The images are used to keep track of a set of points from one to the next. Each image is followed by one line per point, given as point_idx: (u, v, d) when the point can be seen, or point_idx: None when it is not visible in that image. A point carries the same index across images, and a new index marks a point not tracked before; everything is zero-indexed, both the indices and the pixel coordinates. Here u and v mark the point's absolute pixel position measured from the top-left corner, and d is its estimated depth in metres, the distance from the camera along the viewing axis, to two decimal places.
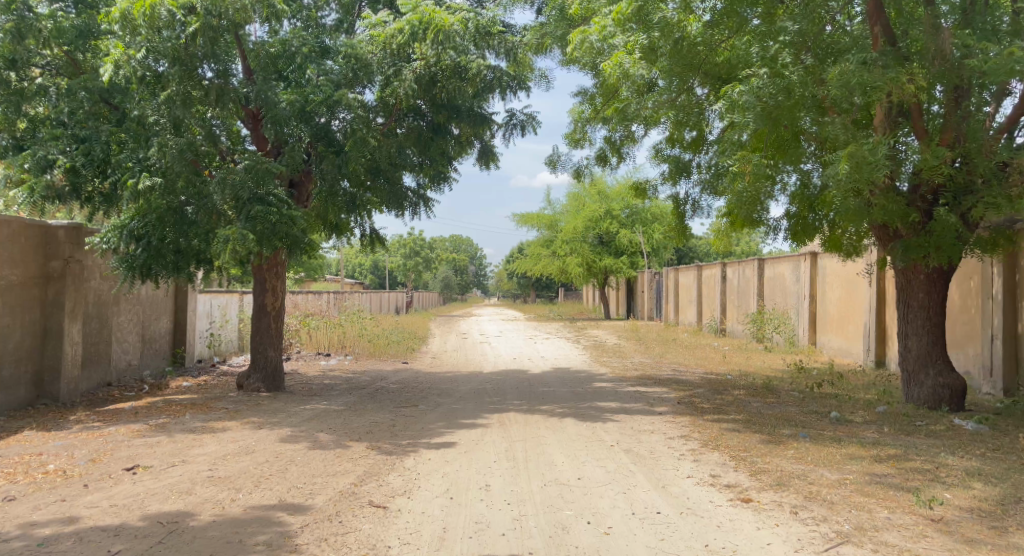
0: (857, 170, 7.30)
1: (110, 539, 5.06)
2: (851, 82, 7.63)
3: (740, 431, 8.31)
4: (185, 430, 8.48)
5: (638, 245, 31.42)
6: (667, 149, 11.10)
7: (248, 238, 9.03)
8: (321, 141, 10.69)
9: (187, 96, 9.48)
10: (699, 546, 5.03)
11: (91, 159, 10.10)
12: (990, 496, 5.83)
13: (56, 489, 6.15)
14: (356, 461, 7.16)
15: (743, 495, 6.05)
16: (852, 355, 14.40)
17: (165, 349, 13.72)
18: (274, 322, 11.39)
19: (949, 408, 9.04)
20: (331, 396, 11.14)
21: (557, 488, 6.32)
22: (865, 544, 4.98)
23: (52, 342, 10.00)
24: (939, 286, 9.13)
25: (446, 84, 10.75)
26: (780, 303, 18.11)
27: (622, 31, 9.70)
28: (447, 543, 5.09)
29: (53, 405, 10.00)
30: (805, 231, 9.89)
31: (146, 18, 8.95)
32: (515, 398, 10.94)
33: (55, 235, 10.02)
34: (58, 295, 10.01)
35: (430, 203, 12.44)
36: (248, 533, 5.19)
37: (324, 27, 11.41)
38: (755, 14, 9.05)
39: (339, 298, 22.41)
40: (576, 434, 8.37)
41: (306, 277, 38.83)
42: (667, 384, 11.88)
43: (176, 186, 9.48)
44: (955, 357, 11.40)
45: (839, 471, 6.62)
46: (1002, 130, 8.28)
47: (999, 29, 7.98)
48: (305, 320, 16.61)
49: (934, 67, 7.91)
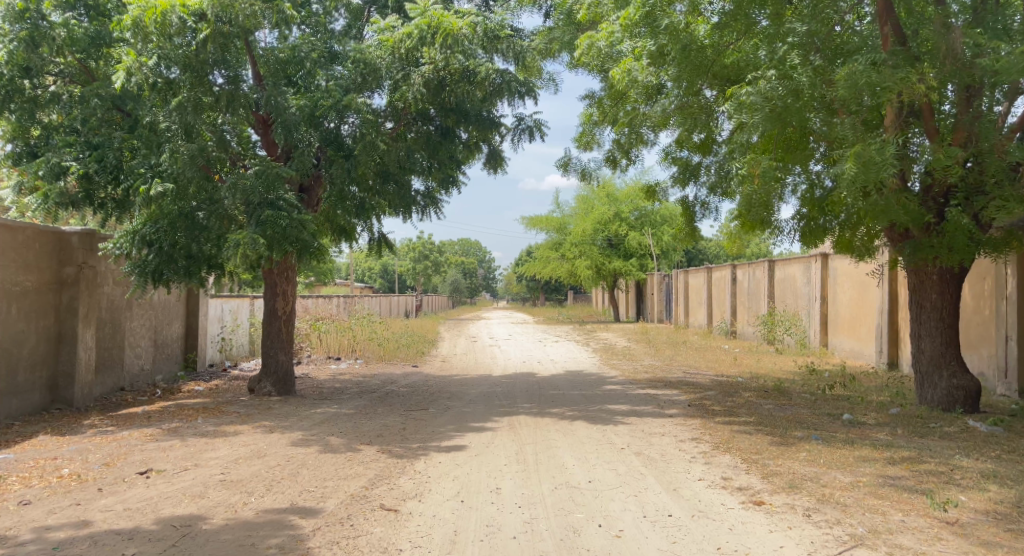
0: (865, 170, 7.25)
1: (124, 543, 5.08)
2: (860, 83, 7.55)
3: (752, 433, 8.29)
4: (197, 434, 8.52)
5: (647, 247, 31.34)
6: (676, 151, 11.07)
7: (259, 242, 9.03)
8: (331, 145, 10.61)
9: (198, 102, 9.57)
10: (711, 549, 5.02)
11: (104, 165, 10.28)
12: (1005, 499, 5.79)
13: (71, 493, 6.19)
14: (368, 464, 7.19)
15: (755, 497, 6.04)
16: (865, 356, 14.34)
17: (178, 353, 13.82)
18: (285, 327, 11.39)
19: (963, 409, 8.99)
20: (343, 400, 11.15)
21: (567, 490, 6.32)
22: (879, 547, 4.96)
23: (66, 348, 10.09)
24: (952, 288, 9.08)
25: (454, 88, 10.71)
26: (791, 304, 18.05)
27: (630, 36, 9.73)
28: (458, 545, 5.10)
29: (67, 409, 10.10)
30: (815, 233, 9.82)
31: (157, 25, 9.01)
32: (524, 400, 10.99)
33: (69, 241, 10.09)
34: (72, 300, 10.08)
35: (439, 206, 12.45)
36: (260, 537, 5.20)
37: (333, 32, 11.43)
38: (764, 16, 8.92)
39: (349, 302, 22.55)
40: (587, 437, 8.37)
41: (316, 284, 39.07)
42: (678, 386, 11.91)
43: (188, 192, 9.55)
44: (970, 359, 11.33)
45: (851, 473, 6.60)
46: (1014, 129, 8.21)
47: (1011, 28, 7.91)
48: (315, 324, 16.70)
49: (945, 67, 7.85)
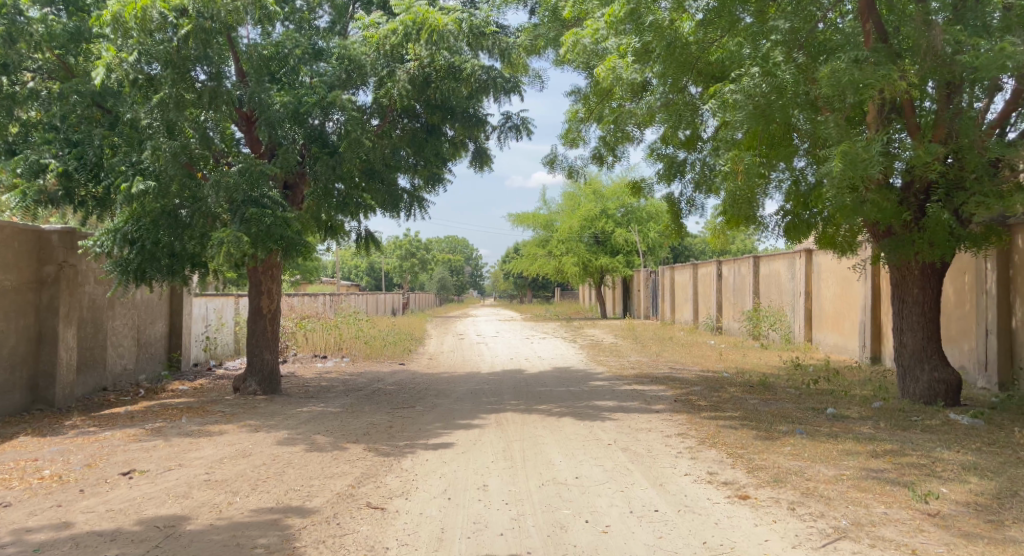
0: (851, 168, 7.32)
1: (107, 544, 5.04)
2: (843, 81, 7.61)
3: (737, 427, 8.36)
4: (181, 434, 8.45)
5: (633, 244, 31.59)
6: (661, 148, 11.08)
7: (242, 241, 8.93)
8: (315, 142, 10.56)
9: (180, 99, 9.48)
10: (697, 543, 5.04)
11: (84, 162, 10.12)
12: (986, 491, 5.86)
13: (52, 494, 6.12)
14: (354, 462, 7.17)
15: (740, 492, 6.07)
16: (848, 351, 14.47)
17: (161, 353, 13.68)
18: (269, 325, 11.32)
19: (945, 402, 9.10)
20: (329, 398, 11.10)
21: (554, 487, 6.32)
22: (862, 539, 5.01)
23: (47, 347, 9.97)
24: (933, 282, 9.19)
25: (439, 85, 10.76)
26: (775, 299, 18.21)
27: (616, 34, 9.77)
28: (445, 543, 5.10)
29: (48, 409, 9.99)
30: (798, 227, 9.94)
31: (138, 20, 8.87)
32: (511, 397, 10.96)
33: (48, 239, 9.96)
34: (53, 300, 9.95)
35: (425, 204, 12.40)
36: (247, 537, 5.17)
37: (318, 29, 11.40)
38: (747, 13, 9.16)
39: (336, 300, 22.45)
40: (575, 433, 8.38)
41: (301, 280, 38.69)
42: (663, 382, 11.96)
43: (170, 191, 9.39)
44: (951, 352, 11.47)
45: (835, 467, 6.65)
46: (993, 126, 8.33)
47: (990, 24, 7.94)
48: (301, 322, 16.58)
49: (926, 63, 7.96)
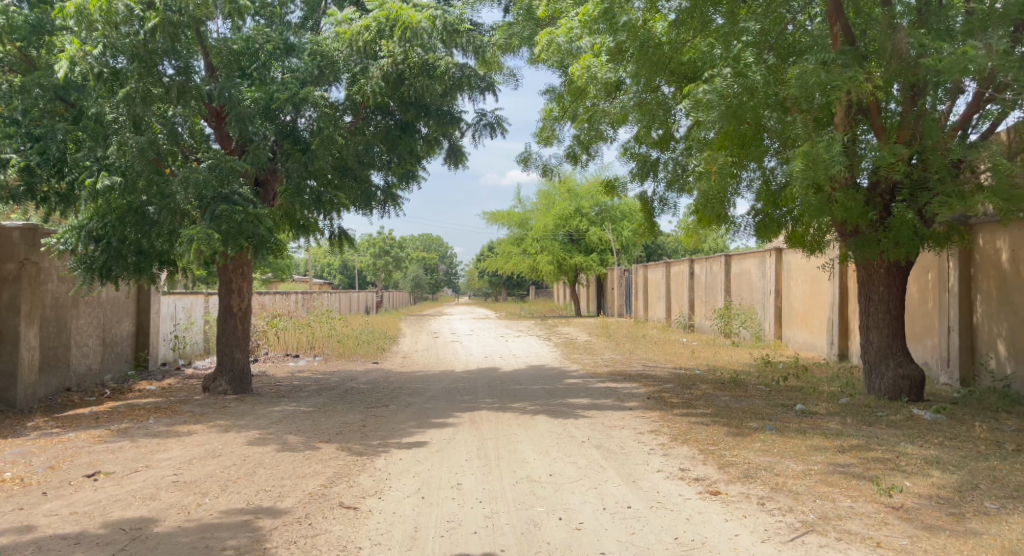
0: (813, 167, 7.45)
1: (70, 547, 4.94)
2: (810, 83, 7.71)
3: (709, 424, 8.45)
4: (149, 435, 8.31)
5: (607, 243, 31.82)
6: (635, 148, 11.17)
7: (213, 238, 8.76)
8: (287, 138, 10.52)
9: (146, 94, 9.32)
10: (669, 539, 5.09)
11: (47, 157, 9.82)
12: (948, 484, 6.01)
13: (14, 497, 5.98)
14: (327, 462, 7.11)
15: (711, 487, 6.15)
16: (816, 348, 14.71)
17: (127, 352, 13.43)
18: (240, 324, 11.17)
19: (909, 398, 9.30)
20: (302, 397, 11.00)
21: (527, 484, 6.34)
22: (829, 533, 5.10)
23: (7, 347, 9.71)
24: (899, 280, 9.38)
25: (413, 82, 10.61)
26: (746, 298, 18.45)
27: (589, 33, 9.80)
28: (419, 542, 5.08)
29: (9, 411, 9.75)
30: (769, 226, 10.10)
31: (102, 12, 8.79)
32: (486, 396, 10.96)
33: (9, 237, 9.68)
34: (13, 299, 9.71)
35: (399, 202, 12.34)
36: (216, 538, 5.10)
37: (289, 24, 11.28)
38: (719, 14, 9.19)
39: (309, 298, 22.27)
40: (548, 431, 8.41)
41: (275, 279, 38.33)
42: (636, 380, 12.06)
43: (136, 186, 9.21)
44: (915, 349, 11.71)
45: (804, 462, 6.76)
46: (957, 127, 8.52)
47: (953, 28, 8.14)
48: (272, 321, 16.40)
49: (892, 66, 8.10)
